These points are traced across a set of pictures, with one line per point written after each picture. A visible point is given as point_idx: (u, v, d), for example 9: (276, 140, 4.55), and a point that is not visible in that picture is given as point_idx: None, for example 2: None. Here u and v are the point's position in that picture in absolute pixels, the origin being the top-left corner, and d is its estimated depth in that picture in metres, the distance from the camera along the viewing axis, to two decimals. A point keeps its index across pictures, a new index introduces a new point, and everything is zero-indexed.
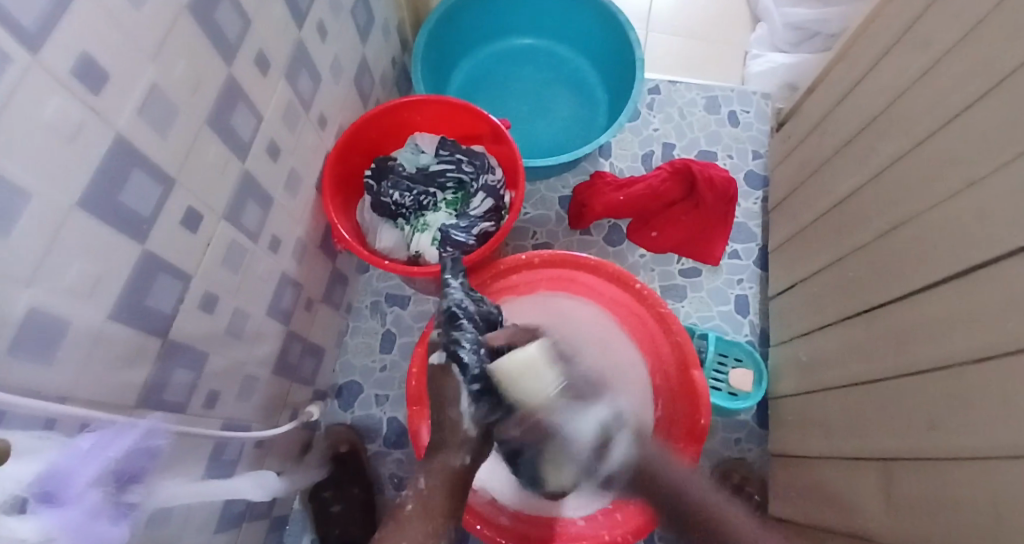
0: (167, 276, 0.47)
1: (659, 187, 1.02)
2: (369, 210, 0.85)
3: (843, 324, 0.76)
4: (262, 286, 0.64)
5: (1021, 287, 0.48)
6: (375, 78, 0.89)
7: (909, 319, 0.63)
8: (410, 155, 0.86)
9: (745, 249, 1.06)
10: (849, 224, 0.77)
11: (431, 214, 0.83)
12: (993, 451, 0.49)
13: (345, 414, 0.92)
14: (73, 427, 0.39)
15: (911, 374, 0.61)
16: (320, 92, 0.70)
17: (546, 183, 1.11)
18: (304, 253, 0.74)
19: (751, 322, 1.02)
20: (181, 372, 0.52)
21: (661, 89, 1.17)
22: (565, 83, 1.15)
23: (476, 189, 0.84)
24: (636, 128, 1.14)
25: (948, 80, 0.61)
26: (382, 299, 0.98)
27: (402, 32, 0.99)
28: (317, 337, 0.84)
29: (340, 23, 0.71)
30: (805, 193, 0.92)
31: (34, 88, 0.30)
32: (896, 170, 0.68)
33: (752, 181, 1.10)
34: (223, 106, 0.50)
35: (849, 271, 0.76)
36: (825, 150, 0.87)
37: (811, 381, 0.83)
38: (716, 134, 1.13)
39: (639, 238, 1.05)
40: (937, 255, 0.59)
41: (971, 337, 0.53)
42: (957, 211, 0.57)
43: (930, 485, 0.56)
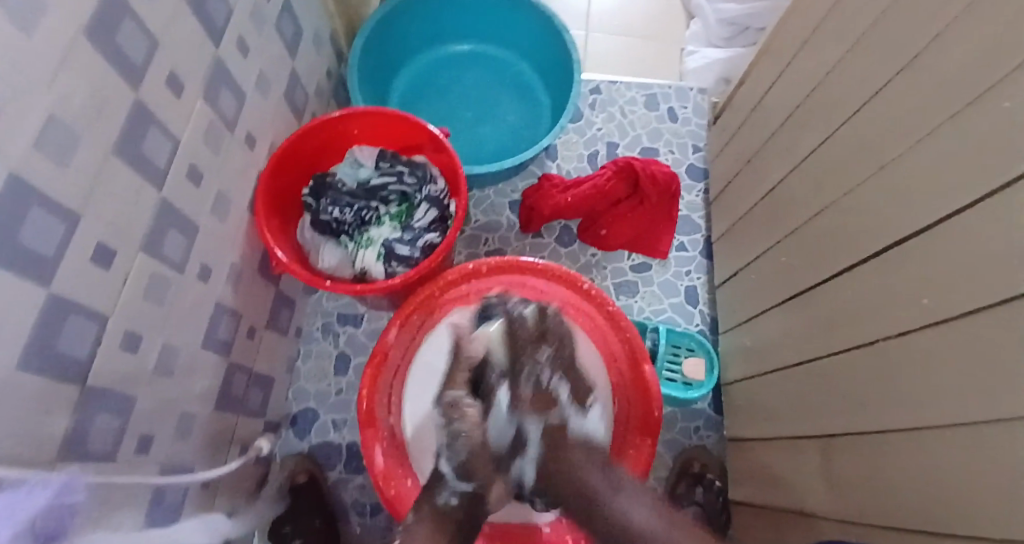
0: (79, 316, 0.44)
1: (604, 185, 1.03)
2: (309, 229, 0.82)
3: (780, 309, 0.79)
4: (194, 318, 0.61)
5: (934, 263, 0.50)
6: (308, 92, 0.87)
7: (838, 301, 0.65)
8: (349, 170, 0.84)
9: (691, 241, 1.08)
10: (780, 212, 0.80)
11: (374, 229, 0.81)
12: (920, 421, 0.51)
13: (301, 443, 0.89)
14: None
15: (843, 353, 0.64)
16: (245, 111, 0.67)
17: (494, 190, 1.10)
18: (240, 279, 0.71)
19: (701, 312, 1.04)
20: (105, 417, 0.49)
21: (601, 89, 1.18)
22: (506, 88, 1.15)
23: (419, 201, 0.83)
24: (579, 129, 1.15)
25: (860, 69, 0.64)
26: (333, 320, 0.95)
27: (335, 44, 0.97)
28: (264, 365, 0.81)
29: (263, 38, 0.69)
30: (740, 183, 0.94)
31: None
32: (820, 157, 0.71)
33: (693, 174, 1.13)
34: (132, 132, 0.48)
35: (783, 257, 0.79)
36: (756, 141, 0.90)
37: (756, 365, 0.85)
38: (657, 131, 1.15)
39: (588, 237, 1.06)
40: (858, 236, 0.62)
41: (894, 313, 0.55)
42: (875, 194, 0.60)
43: (869, 461, 0.58)
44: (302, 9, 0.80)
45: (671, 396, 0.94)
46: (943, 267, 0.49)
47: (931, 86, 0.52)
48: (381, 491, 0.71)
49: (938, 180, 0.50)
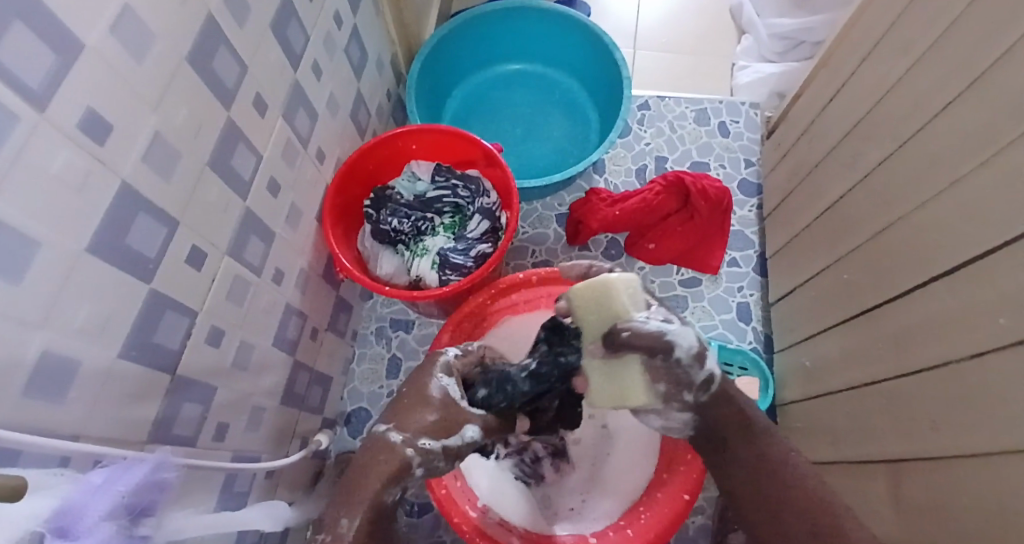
0: (172, 312, 0.49)
1: (653, 200, 1.03)
2: (369, 238, 0.86)
3: (842, 328, 0.77)
4: (267, 319, 0.66)
5: (1010, 280, 0.48)
6: (371, 110, 0.92)
7: (906, 319, 0.63)
8: (407, 183, 0.87)
9: (743, 257, 1.07)
10: (841, 227, 0.78)
11: (430, 238, 0.84)
12: (995, 445, 0.49)
13: (354, 441, 0.93)
14: (88, 459, 0.41)
15: (911, 374, 0.61)
16: (317, 128, 0.72)
17: (542, 202, 1.13)
18: (307, 283, 0.76)
19: (754, 329, 1.02)
20: (190, 405, 0.53)
21: (650, 104, 1.19)
22: (557, 105, 1.17)
23: (472, 213, 0.86)
24: (627, 144, 1.16)
25: (926, 83, 0.62)
26: (387, 325, 0.99)
27: (395, 66, 1.03)
28: (323, 366, 0.86)
29: (334, 62, 0.74)
30: (798, 198, 0.93)
31: (45, 141, 0.33)
32: (883, 172, 0.69)
33: (746, 189, 1.11)
34: (223, 148, 0.53)
35: (845, 274, 0.77)
36: (814, 156, 0.89)
37: (818, 386, 0.83)
38: (708, 145, 1.15)
39: (636, 251, 1.06)
40: (928, 254, 0.60)
41: (967, 334, 0.53)
42: (944, 210, 0.58)
43: (938, 484, 0.56)
44: (368, 33, 0.86)
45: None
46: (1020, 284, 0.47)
47: (1004, 101, 0.51)
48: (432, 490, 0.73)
49: (1011, 198, 0.49)
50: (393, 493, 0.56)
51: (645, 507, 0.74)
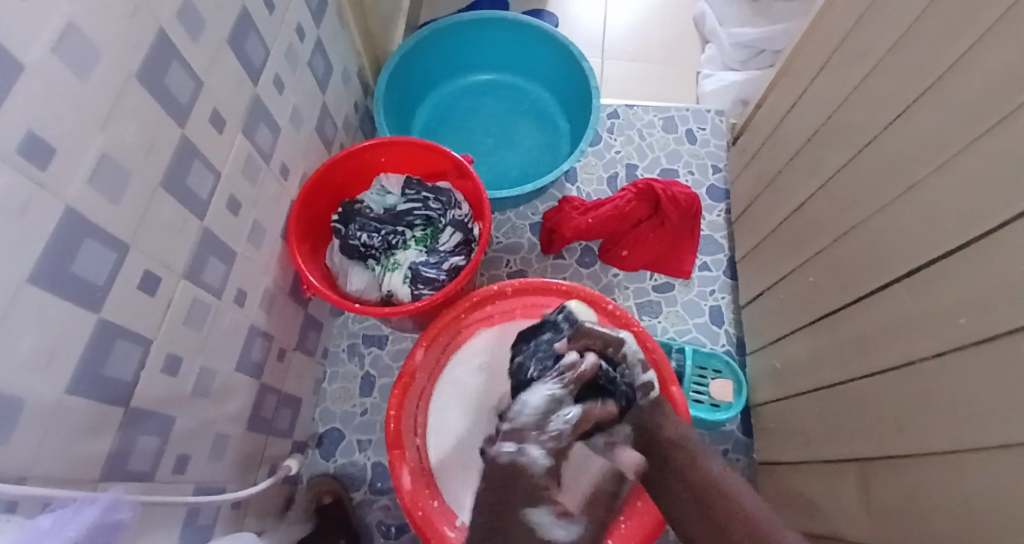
0: (124, 341, 0.46)
1: (625, 207, 1.04)
2: (338, 253, 0.84)
3: (809, 329, 0.78)
4: (230, 341, 0.63)
5: (968, 282, 0.50)
6: (338, 122, 0.90)
7: (871, 321, 0.64)
8: (376, 197, 0.85)
9: (713, 261, 1.08)
10: (806, 230, 0.80)
11: (400, 252, 0.83)
12: (960, 444, 0.50)
13: (326, 463, 0.90)
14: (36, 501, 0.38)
15: (878, 374, 0.62)
16: (280, 143, 0.70)
17: (515, 212, 1.12)
18: (273, 302, 0.73)
19: (726, 332, 1.03)
20: (146, 438, 0.50)
21: (619, 113, 1.20)
22: (526, 114, 1.17)
23: (444, 225, 0.85)
24: (598, 152, 1.17)
25: (884, 91, 0.64)
26: (359, 341, 0.97)
27: (362, 78, 1.01)
28: (293, 386, 0.83)
29: (297, 75, 0.73)
30: (764, 202, 0.94)
31: None
32: (844, 177, 0.71)
33: (714, 195, 1.13)
34: (177, 166, 0.50)
35: (810, 277, 0.78)
36: (778, 161, 0.91)
37: (787, 387, 0.84)
38: (676, 152, 1.16)
39: (610, 258, 1.07)
40: (890, 257, 0.61)
41: (929, 334, 0.55)
42: (904, 214, 0.59)
43: (908, 483, 0.57)
44: (332, 45, 0.84)
45: (700, 420, 0.93)
46: (980, 286, 0.48)
47: (957, 108, 0.52)
48: (409, 513, 0.70)
49: (966, 201, 0.50)
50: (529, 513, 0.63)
51: (624, 516, 0.72)
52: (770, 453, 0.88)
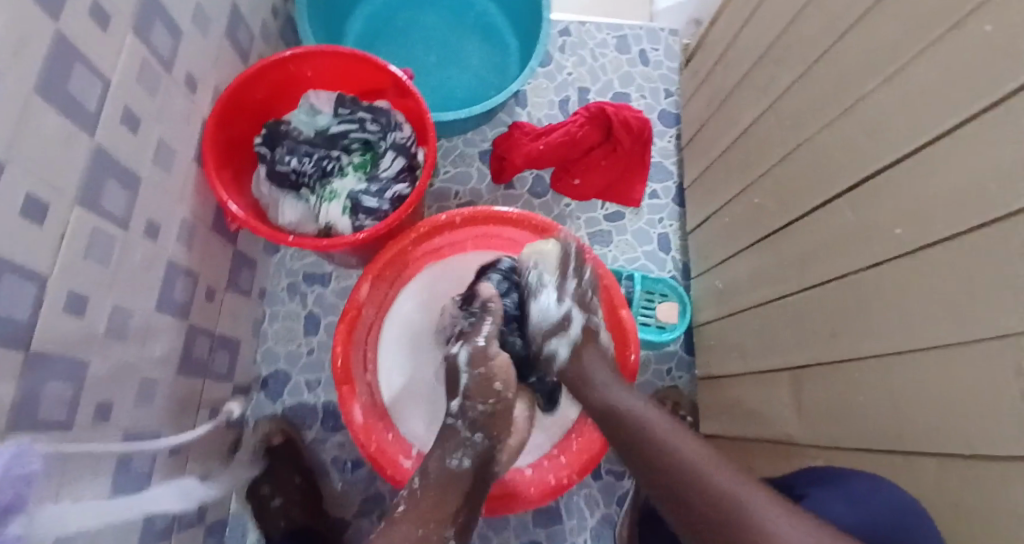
0: (13, 276, 0.40)
1: (577, 132, 1.00)
2: (265, 183, 0.76)
3: (753, 250, 0.79)
4: (146, 278, 0.57)
5: (908, 196, 0.50)
6: (253, 31, 0.80)
7: (812, 238, 0.65)
8: (305, 117, 0.78)
9: (663, 188, 1.07)
10: (753, 152, 0.79)
11: (337, 180, 0.76)
12: (888, 348, 0.53)
13: (274, 405, 0.87)
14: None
15: (817, 288, 0.64)
16: (182, 49, 0.61)
17: (463, 139, 1.06)
18: (193, 236, 0.66)
19: (673, 258, 1.05)
20: (56, 384, 0.45)
21: (571, 31, 1.13)
22: (470, 29, 1.08)
23: (385, 149, 0.78)
24: (549, 74, 1.11)
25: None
26: (299, 279, 0.91)
27: None
28: (227, 327, 0.78)
29: None
30: (714, 125, 0.93)
31: None
32: (793, 94, 0.70)
33: (666, 119, 1.11)
34: (55, 70, 0.42)
35: (755, 199, 0.78)
36: (730, 81, 0.88)
37: (729, 305, 0.86)
38: (629, 76, 1.12)
39: (562, 187, 1.04)
40: (831, 172, 0.61)
41: (868, 247, 0.56)
42: (848, 129, 0.59)
43: (836, 387, 0.60)
44: None
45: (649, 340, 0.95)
46: (920, 200, 0.49)
47: (908, 15, 0.51)
48: (363, 448, 0.67)
49: (912, 113, 0.50)
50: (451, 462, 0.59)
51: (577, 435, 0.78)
52: (711, 368, 0.92)
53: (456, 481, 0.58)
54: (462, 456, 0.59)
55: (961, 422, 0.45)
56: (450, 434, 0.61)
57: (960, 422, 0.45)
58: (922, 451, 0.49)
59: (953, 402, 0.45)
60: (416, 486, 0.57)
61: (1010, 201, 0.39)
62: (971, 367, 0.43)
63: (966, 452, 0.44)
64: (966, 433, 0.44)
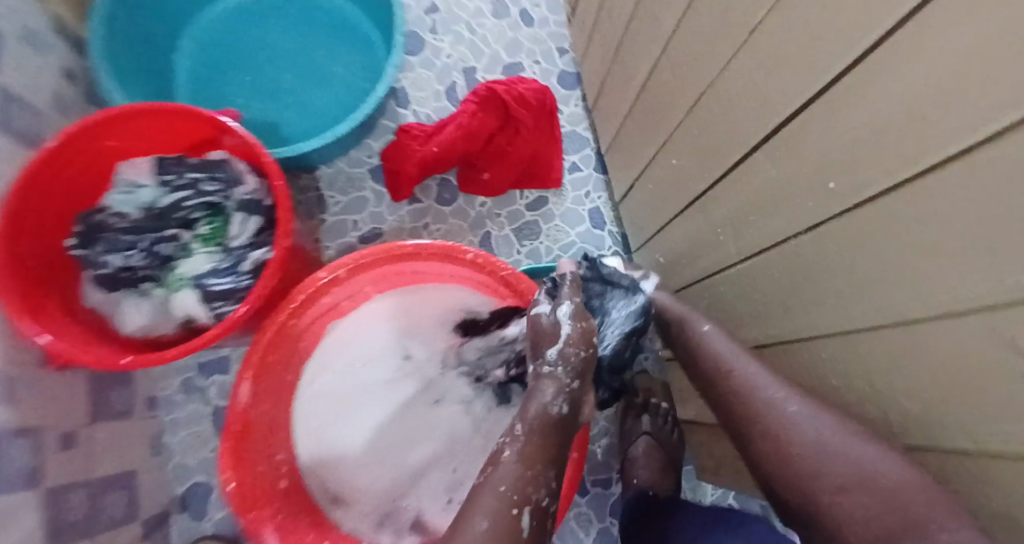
0: None
1: (471, 122, 0.86)
2: (96, 290, 0.62)
3: (683, 218, 0.69)
4: None
5: (822, 147, 0.40)
6: (39, 106, 0.64)
7: (738, 199, 0.55)
8: (124, 197, 0.63)
9: (581, 158, 0.95)
10: (658, 104, 0.67)
11: (183, 263, 0.62)
12: (853, 323, 0.44)
13: (203, 524, 0.75)
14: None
15: (757, 257, 0.54)
16: None
17: (345, 159, 0.90)
18: (16, 388, 0.53)
19: (610, 234, 0.93)
20: None
21: (438, 6, 0.98)
22: (322, 32, 0.93)
23: (233, 211, 0.64)
24: (426, 61, 0.96)
25: None
26: (195, 373, 0.78)
27: (63, 33, 0.72)
28: (111, 466, 0.66)
29: None
30: (614, 80, 0.80)
31: None
32: (682, 33, 0.57)
33: (567, 81, 0.98)
34: None
35: (672, 160, 0.67)
36: (616, 28, 0.76)
37: (674, 281, 0.76)
38: (515, 41, 0.98)
39: (471, 186, 0.91)
40: (740, 122, 0.50)
41: (797, 210, 0.46)
42: (743, 66, 0.47)
43: (814, 367, 0.51)
44: None
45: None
46: (835, 148, 0.39)
47: None
48: None
49: (806, 41, 0.38)
50: (552, 409, 0.49)
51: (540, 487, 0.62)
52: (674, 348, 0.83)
53: (557, 432, 0.48)
54: (564, 400, 0.49)
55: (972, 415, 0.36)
56: (548, 380, 0.50)
57: (970, 415, 0.36)
58: (946, 444, 0.39)
59: (960, 390, 0.36)
60: (521, 431, 0.48)
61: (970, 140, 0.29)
62: (965, 349, 0.34)
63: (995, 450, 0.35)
64: (981, 429, 0.35)
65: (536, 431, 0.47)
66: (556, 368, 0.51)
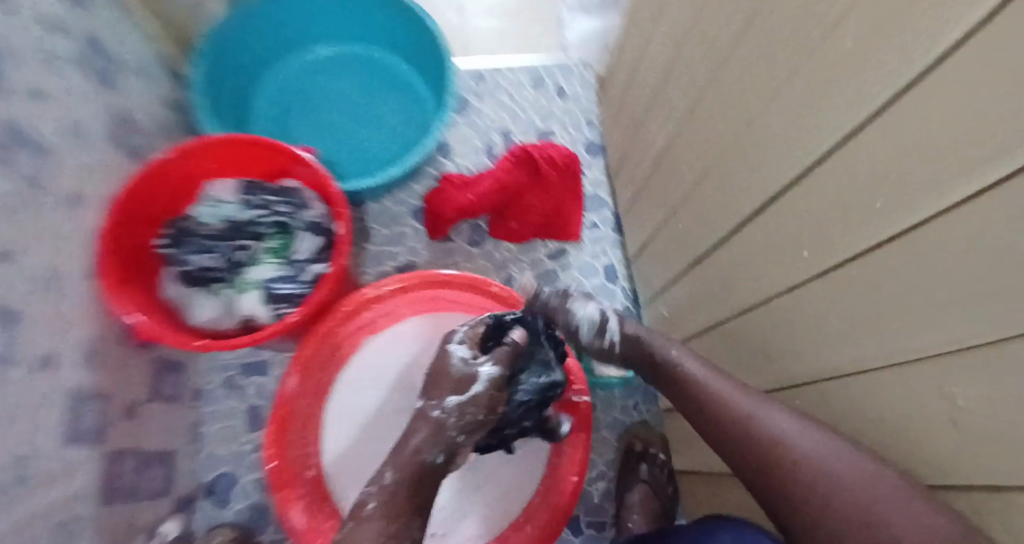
0: None
1: (505, 178, 0.99)
2: (175, 283, 0.72)
3: (689, 274, 0.78)
4: (40, 417, 0.53)
5: (804, 216, 0.50)
6: (144, 130, 0.77)
7: (738, 258, 0.64)
8: (209, 209, 0.74)
9: (600, 218, 1.06)
10: (672, 176, 0.78)
11: (251, 269, 0.73)
12: (835, 368, 0.51)
13: (223, 513, 0.81)
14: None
15: (756, 310, 0.63)
16: (57, 169, 0.58)
17: (391, 199, 1.03)
18: (97, 357, 0.62)
19: (622, 288, 1.03)
20: None
21: (485, 76, 1.13)
22: (382, 87, 1.07)
23: (299, 230, 0.75)
24: (469, 122, 1.10)
25: (707, 25, 0.61)
26: (236, 372, 0.87)
27: (173, 73, 0.87)
28: (156, 444, 0.73)
29: (62, 82, 0.60)
30: (634, 153, 0.92)
31: None
32: (693, 118, 0.69)
33: (592, 150, 1.11)
34: None
35: (680, 224, 0.78)
36: (640, 109, 0.88)
37: (677, 333, 0.85)
38: (549, 112, 1.12)
39: (499, 231, 1.02)
40: (739, 196, 0.60)
41: (786, 269, 0.55)
42: (744, 148, 0.57)
43: (810, 412, 0.57)
44: (111, 38, 0.70)
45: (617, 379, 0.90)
46: (813, 218, 0.48)
47: None
48: None
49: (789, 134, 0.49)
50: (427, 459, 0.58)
51: (540, 498, 0.76)
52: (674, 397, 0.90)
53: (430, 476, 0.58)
54: (439, 451, 0.59)
55: (928, 451, 0.43)
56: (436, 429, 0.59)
57: (929, 448, 0.43)
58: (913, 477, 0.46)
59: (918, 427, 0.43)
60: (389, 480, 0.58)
61: (903, 220, 0.38)
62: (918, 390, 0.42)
63: (961, 483, 0.41)
64: (943, 462, 0.42)
65: (408, 478, 0.58)
66: (449, 418, 0.59)
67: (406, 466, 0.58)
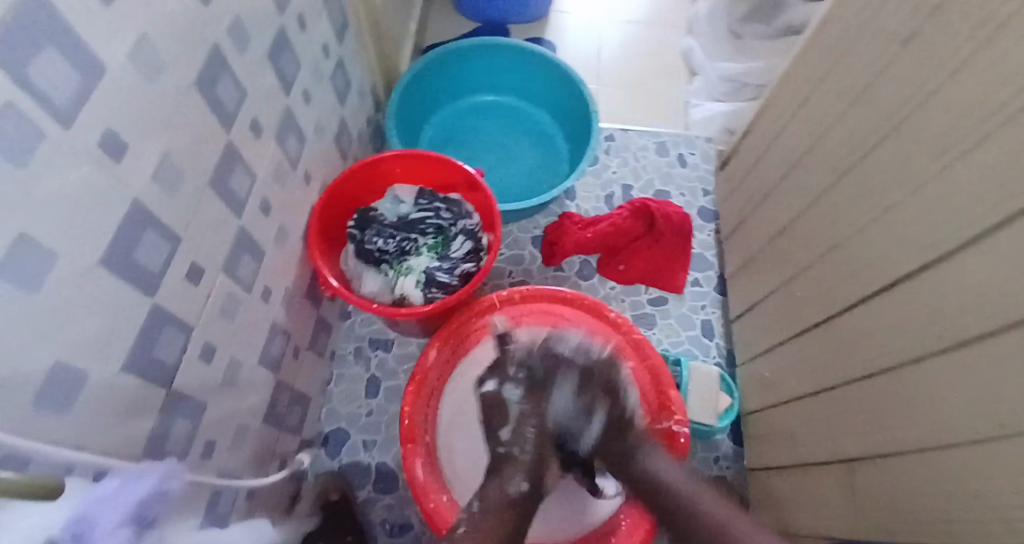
0: (170, 327, 0.50)
1: (623, 223, 1.10)
2: (353, 258, 0.87)
3: (796, 339, 0.84)
4: (255, 336, 0.67)
5: (937, 296, 0.56)
6: (353, 134, 0.95)
7: (854, 328, 0.70)
8: (390, 206, 0.91)
9: (704, 277, 1.14)
10: (793, 248, 0.86)
11: (413, 258, 0.86)
12: (941, 441, 0.55)
13: (332, 462, 0.92)
14: (57, 469, 0.38)
15: (865, 380, 0.68)
16: (305, 151, 0.74)
17: (518, 225, 1.17)
18: (292, 301, 0.76)
19: (717, 345, 1.09)
20: (182, 422, 0.54)
21: (615, 136, 1.27)
22: (528, 134, 1.23)
23: (456, 233, 0.89)
24: (596, 172, 1.23)
25: (863, 123, 0.70)
26: (366, 344, 1.00)
27: (376, 93, 1.06)
28: (303, 386, 0.86)
29: (322, 88, 0.77)
30: (753, 223, 1.01)
31: (72, 158, 0.35)
32: (825, 200, 0.77)
33: (704, 215, 1.20)
34: (222, 167, 0.55)
35: (797, 291, 0.84)
36: (765, 185, 0.97)
37: (774, 395, 0.90)
38: (669, 175, 1.23)
39: (608, 271, 1.12)
40: (870, 274, 0.67)
41: (908, 342, 0.60)
42: (883, 232, 0.65)
43: (904, 481, 0.60)
44: (352, 61, 0.89)
45: (707, 428, 0.97)
46: (944, 297, 0.55)
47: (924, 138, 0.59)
48: (420, 504, 0.74)
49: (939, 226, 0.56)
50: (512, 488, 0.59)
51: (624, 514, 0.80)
52: (761, 458, 0.93)
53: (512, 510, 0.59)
54: (522, 480, 0.60)
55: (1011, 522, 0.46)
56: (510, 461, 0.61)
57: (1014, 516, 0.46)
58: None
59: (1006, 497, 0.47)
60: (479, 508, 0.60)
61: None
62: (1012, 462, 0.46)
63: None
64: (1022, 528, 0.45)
65: (495, 510, 0.58)
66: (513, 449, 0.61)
67: (495, 497, 0.59)
